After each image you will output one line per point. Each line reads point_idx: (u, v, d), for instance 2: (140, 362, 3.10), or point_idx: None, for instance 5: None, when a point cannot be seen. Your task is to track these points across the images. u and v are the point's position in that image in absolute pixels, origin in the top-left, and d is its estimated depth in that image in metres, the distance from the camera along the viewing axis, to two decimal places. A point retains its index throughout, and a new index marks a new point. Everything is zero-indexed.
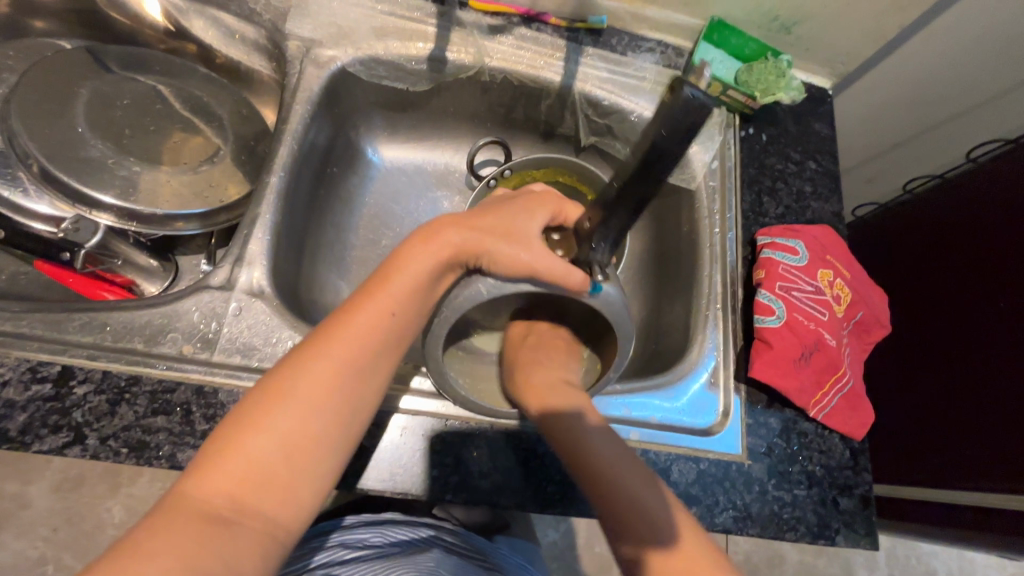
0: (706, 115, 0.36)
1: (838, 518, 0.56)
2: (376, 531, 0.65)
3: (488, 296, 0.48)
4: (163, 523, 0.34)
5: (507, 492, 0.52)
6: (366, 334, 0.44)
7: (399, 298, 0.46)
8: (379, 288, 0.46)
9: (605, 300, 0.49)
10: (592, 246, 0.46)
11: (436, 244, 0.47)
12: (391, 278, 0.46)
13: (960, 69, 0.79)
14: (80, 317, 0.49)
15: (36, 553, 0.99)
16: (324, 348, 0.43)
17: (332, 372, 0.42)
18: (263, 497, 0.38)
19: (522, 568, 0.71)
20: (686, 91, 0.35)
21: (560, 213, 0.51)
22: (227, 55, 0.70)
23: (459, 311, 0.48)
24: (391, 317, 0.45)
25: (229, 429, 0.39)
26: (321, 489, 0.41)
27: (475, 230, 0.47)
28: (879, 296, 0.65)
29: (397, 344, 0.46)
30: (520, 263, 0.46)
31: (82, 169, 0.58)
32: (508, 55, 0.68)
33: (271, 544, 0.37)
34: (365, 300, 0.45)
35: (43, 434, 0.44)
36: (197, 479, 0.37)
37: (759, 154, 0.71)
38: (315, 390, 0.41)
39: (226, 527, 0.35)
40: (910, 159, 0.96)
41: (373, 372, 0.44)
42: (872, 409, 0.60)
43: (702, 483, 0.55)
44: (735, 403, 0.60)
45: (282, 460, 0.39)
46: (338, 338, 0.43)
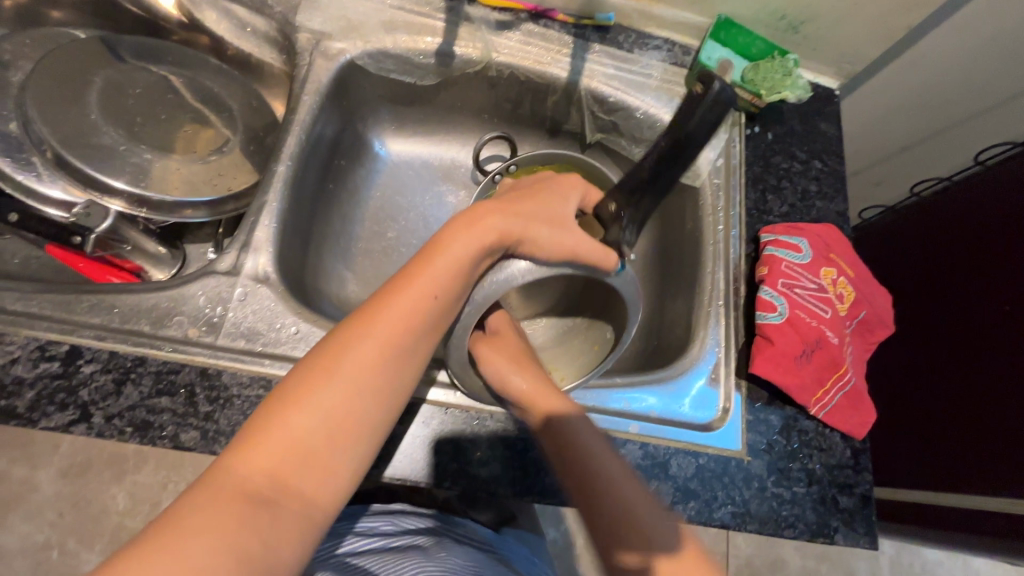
0: (731, 104, 0.44)
1: (838, 517, 0.56)
2: (385, 519, 0.65)
3: (521, 280, 0.50)
4: (206, 500, 0.34)
5: (506, 481, 0.52)
6: (410, 316, 0.44)
7: (442, 281, 0.46)
8: (419, 270, 0.46)
9: (627, 280, 0.53)
10: (621, 229, 0.49)
11: (479, 228, 0.48)
12: (431, 260, 0.46)
13: (969, 72, 0.79)
14: (89, 299, 0.50)
15: (42, 537, 1.01)
16: (369, 329, 0.43)
17: (375, 353, 0.42)
18: (305, 478, 0.37)
19: (529, 562, 0.72)
20: (716, 83, 0.43)
21: (583, 198, 0.55)
22: (238, 47, 0.71)
23: (493, 295, 0.50)
24: (434, 300, 0.45)
25: (270, 407, 0.39)
26: (359, 472, 0.40)
27: (513, 215, 0.49)
28: (883, 295, 0.65)
29: (436, 329, 0.46)
30: (565, 247, 0.48)
31: (94, 155, 0.59)
32: (516, 50, 0.69)
33: (310, 526, 0.37)
34: (407, 281, 0.45)
35: (51, 411, 0.45)
36: (238, 456, 0.37)
37: (764, 152, 0.71)
38: (357, 372, 0.41)
39: (268, 507, 0.35)
40: (918, 162, 0.96)
41: (413, 356, 0.44)
42: (874, 408, 0.60)
43: (701, 478, 0.55)
44: (735, 399, 0.60)
45: (324, 440, 0.38)
46: (382, 320, 0.43)
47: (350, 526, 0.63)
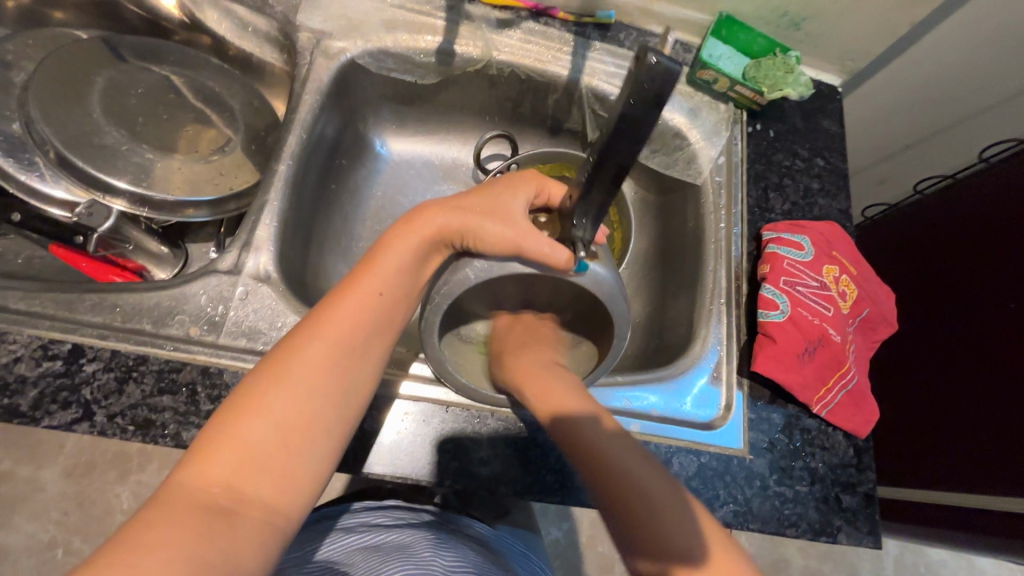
0: (674, 82, 0.35)
1: (841, 516, 0.55)
2: (377, 515, 0.66)
3: (476, 280, 0.50)
4: (160, 513, 0.34)
5: (506, 480, 0.52)
6: (357, 315, 0.45)
7: (386, 279, 0.47)
8: (364, 272, 0.47)
9: (591, 276, 0.51)
10: (574, 224, 0.47)
11: (421, 227, 0.48)
12: (376, 262, 0.47)
13: (973, 69, 0.78)
14: (91, 298, 0.50)
15: (46, 537, 1.01)
16: (315, 330, 0.43)
17: (323, 354, 0.42)
18: (262, 483, 0.37)
19: (524, 556, 0.72)
20: (651, 58, 0.34)
21: (542, 191, 0.52)
22: (239, 47, 0.71)
23: (450, 295, 0.50)
24: (380, 298, 0.46)
25: (222, 416, 0.39)
26: (319, 474, 0.40)
27: (459, 212, 0.49)
28: (886, 293, 0.65)
29: (387, 327, 0.47)
30: (508, 241, 0.48)
31: (96, 154, 0.59)
32: (516, 48, 0.69)
33: (271, 531, 0.37)
34: (353, 284, 0.46)
35: (53, 409, 0.45)
36: (192, 467, 0.36)
37: (766, 150, 0.71)
38: (308, 372, 0.41)
39: (225, 515, 0.35)
40: (922, 159, 0.95)
41: (366, 353, 0.45)
42: (877, 407, 0.60)
43: (702, 477, 0.55)
44: (737, 397, 0.59)
45: (277, 443, 0.38)
46: (329, 320, 0.44)
47: (342, 523, 0.64)
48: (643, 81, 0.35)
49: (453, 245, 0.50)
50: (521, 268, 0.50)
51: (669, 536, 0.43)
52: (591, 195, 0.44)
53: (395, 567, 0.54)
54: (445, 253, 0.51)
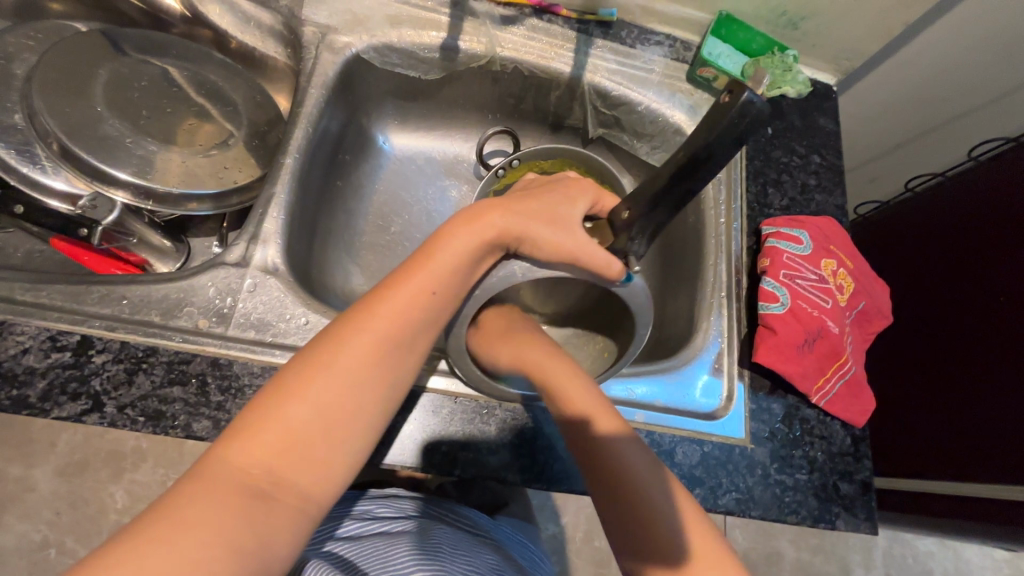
0: (755, 116, 0.39)
1: (839, 503, 0.57)
2: (381, 500, 0.67)
3: (521, 278, 0.52)
4: (199, 492, 0.34)
5: (514, 469, 0.53)
6: (408, 311, 0.45)
7: (440, 275, 0.47)
8: (419, 265, 0.47)
9: (632, 290, 0.52)
10: (631, 239, 0.49)
11: (482, 226, 0.48)
12: (431, 256, 0.47)
13: (963, 69, 0.80)
14: (98, 290, 0.50)
15: (39, 536, 1.00)
16: (367, 323, 0.43)
17: (372, 348, 0.42)
18: (299, 472, 0.37)
19: (524, 546, 0.73)
20: (745, 95, 0.38)
21: (598, 203, 0.53)
22: (242, 41, 0.71)
23: (493, 290, 0.52)
24: (431, 294, 0.46)
25: (270, 399, 0.39)
26: (355, 466, 0.41)
27: (518, 214, 0.49)
28: (881, 286, 0.66)
29: (434, 324, 0.46)
30: (564, 249, 0.48)
31: (99, 146, 0.59)
32: (519, 45, 0.70)
33: (304, 519, 0.37)
34: (407, 277, 0.46)
35: (63, 401, 0.45)
36: (235, 448, 0.37)
37: (765, 146, 0.72)
38: (357, 365, 0.41)
39: (263, 502, 0.35)
40: (912, 158, 0.97)
41: (412, 350, 0.45)
42: (873, 397, 0.61)
43: (706, 465, 0.56)
44: (739, 388, 0.61)
45: (321, 433, 0.39)
46: (380, 314, 0.44)
47: (346, 508, 0.65)
48: (733, 117, 0.39)
49: (506, 247, 0.50)
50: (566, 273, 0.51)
51: (665, 535, 0.44)
52: (654, 213, 0.46)
53: (398, 548, 0.55)
54: (496, 253, 0.50)
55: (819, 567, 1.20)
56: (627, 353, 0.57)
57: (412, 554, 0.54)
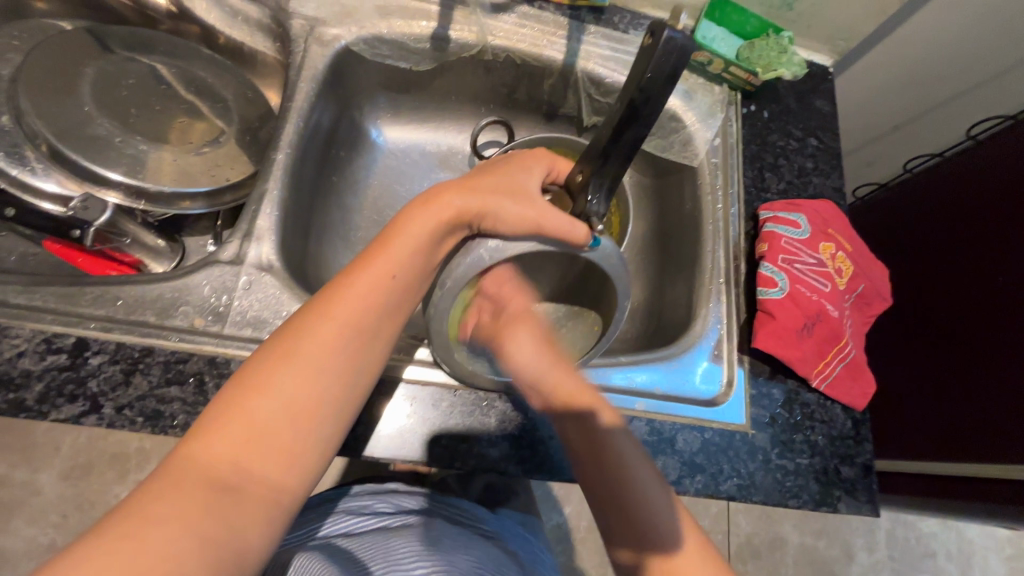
0: (686, 54, 0.39)
1: (840, 486, 0.57)
2: (379, 496, 0.66)
3: (491, 260, 0.48)
4: (167, 487, 0.34)
5: (515, 461, 0.52)
6: (370, 296, 0.45)
7: (399, 260, 0.47)
8: (379, 251, 0.47)
9: (602, 252, 0.51)
10: (589, 198, 0.48)
11: (439, 207, 0.48)
12: (389, 243, 0.47)
13: (960, 48, 0.79)
14: (93, 291, 0.49)
15: (47, 539, 1.00)
16: (327, 309, 0.43)
17: (334, 334, 0.42)
18: (268, 462, 0.37)
19: (524, 538, 0.72)
20: (666, 32, 0.38)
21: (552, 169, 0.53)
22: (230, 36, 0.70)
23: (464, 279, 0.49)
24: (391, 280, 0.46)
25: (231, 392, 0.39)
26: (326, 453, 0.41)
27: (475, 192, 0.48)
28: (880, 269, 0.66)
29: (397, 311, 0.46)
30: (526, 219, 0.47)
31: (88, 147, 0.58)
32: (511, 33, 0.69)
33: (275, 508, 0.37)
34: (365, 264, 0.46)
35: (60, 403, 0.45)
36: (201, 442, 0.37)
37: (761, 131, 0.71)
38: (319, 351, 0.41)
39: (231, 493, 0.35)
40: (910, 139, 0.96)
41: (376, 334, 0.45)
42: (874, 379, 0.61)
43: (707, 452, 0.56)
44: (739, 374, 0.60)
45: (286, 423, 0.39)
46: (340, 300, 0.44)
47: (343, 503, 0.64)
48: (661, 53, 0.38)
49: (469, 226, 0.49)
50: (536, 247, 0.49)
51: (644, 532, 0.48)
52: (606, 169, 0.46)
53: (399, 543, 0.54)
54: (460, 233, 0.49)
55: (822, 551, 1.20)
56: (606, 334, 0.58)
57: (412, 549, 0.53)
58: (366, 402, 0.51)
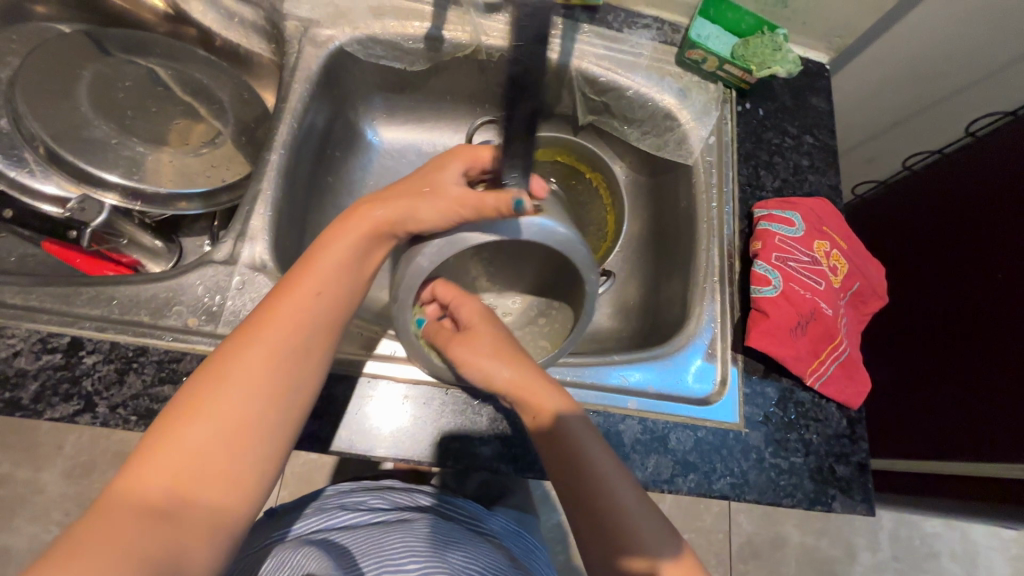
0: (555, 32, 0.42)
1: (835, 485, 0.57)
2: (373, 492, 0.66)
3: (430, 264, 0.51)
4: (98, 523, 0.34)
5: (507, 460, 0.53)
6: (300, 313, 0.45)
7: (325, 277, 0.47)
8: (306, 270, 0.47)
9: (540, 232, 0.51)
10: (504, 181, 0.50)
11: (358, 224, 0.50)
12: (312, 262, 0.48)
13: (958, 44, 0.78)
14: (88, 291, 0.50)
15: (50, 536, 1.02)
16: (258, 330, 0.43)
17: (265, 352, 0.42)
18: (205, 486, 0.37)
19: (518, 535, 0.72)
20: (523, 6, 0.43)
21: (475, 161, 0.54)
22: (226, 38, 0.70)
23: (412, 288, 0.52)
24: (320, 295, 0.46)
25: (162, 422, 0.38)
26: (269, 469, 0.41)
27: (393, 202, 0.51)
28: (876, 266, 0.65)
29: (331, 322, 0.47)
30: (445, 205, 0.49)
31: (85, 149, 0.59)
32: (505, 32, 0.69)
33: (218, 530, 0.37)
34: (292, 284, 0.46)
35: (55, 402, 0.45)
36: (133, 473, 0.36)
37: (756, 128, 0.71)
38: (250, 372, 0.41)
39: (169, 519, 0.35)
40: (910, 135, 0.96)
41: (310, 348, 0.45)
42: (869, 377, 0.60)
43: (700, 451, 0.56)
44: (733, 372, 0.60)
45: (222, 445, 0.38)
46: (269, 320, 0.44)
47: (339, 499, 0.64)
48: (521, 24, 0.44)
49: (395, 235, 0.52)
50: (473, 241, 0.51)
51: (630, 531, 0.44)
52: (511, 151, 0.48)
53: (393, 538, 0.54)
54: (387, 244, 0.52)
55: (824, 550, 1.20)
56: (577, 326, 0.57)
57: (405, 543, 0.53)
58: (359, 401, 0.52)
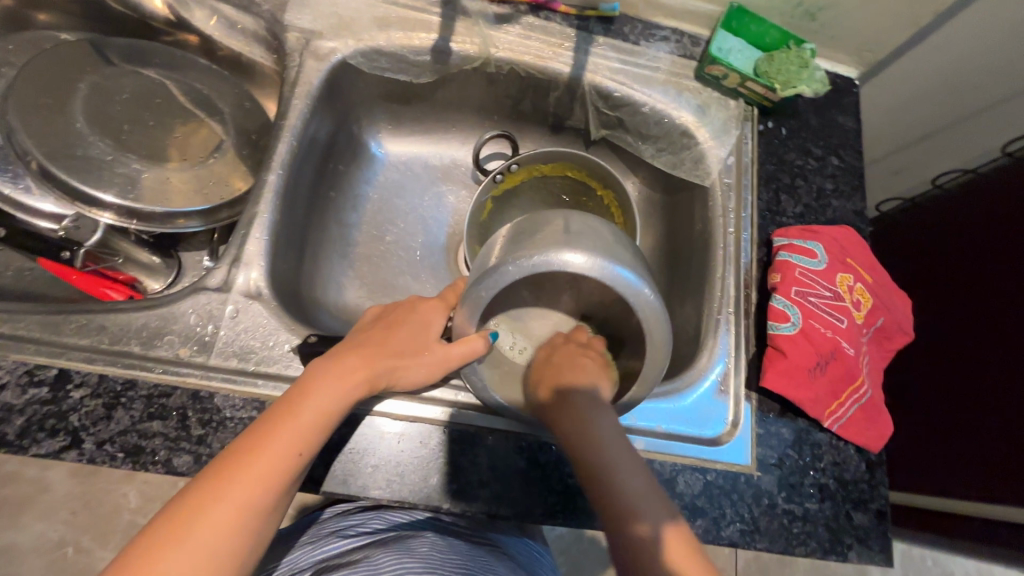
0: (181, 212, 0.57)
1: (851, 533, 0.54)
2: (372, 512, 0.63)
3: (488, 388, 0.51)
4: None
5: (506, 502, 0.51)
6: (273, 473, 0.38)
7: (306, 432, 0.41)
8: (288, 414, 0.41)
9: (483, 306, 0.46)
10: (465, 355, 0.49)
11: (344, 374, 0.44)
12: (296, 410, 0.41)
13: (995, 59, 0.74)
14: (77, 320, 0.48)
15: (56, 535, 1.02)
16: (226, 487, 0.37)
17: (233, 515, 0.36)
18: None
19: (523, 544, 0.69)
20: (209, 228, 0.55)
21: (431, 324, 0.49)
22: (228, 47, 0.68)
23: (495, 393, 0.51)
24: (298, 456, 0.40)
25: None
26: None
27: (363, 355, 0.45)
28: (903, 300, 0.62)
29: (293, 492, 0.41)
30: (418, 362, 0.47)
31: (80, 166, 0.57)
32: (515, 45, 0.65)
33: None
34: (272, 433, 0.40)
35: (41, 437, 0.44)
36: None
37: (778, 149, 0.67)
38: (209, 532, 0.35)
39: None
40: (941, 151, 0.91)
41: (269, 510, 0.38)
42: (891, 420, 0.57)
43: (709, 496, 0.53)
44: (746, 411, 0.57)
45: None
46: (241, 473, 0.37)
47: (337, 526, 0.61)
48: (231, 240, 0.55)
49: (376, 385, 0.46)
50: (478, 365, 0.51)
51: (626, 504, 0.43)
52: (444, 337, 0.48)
53: (385, 556, 0.50)
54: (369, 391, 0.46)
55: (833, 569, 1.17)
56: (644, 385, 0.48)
57: (398, 561, 0.49)
58: (353, 439, 0.50)
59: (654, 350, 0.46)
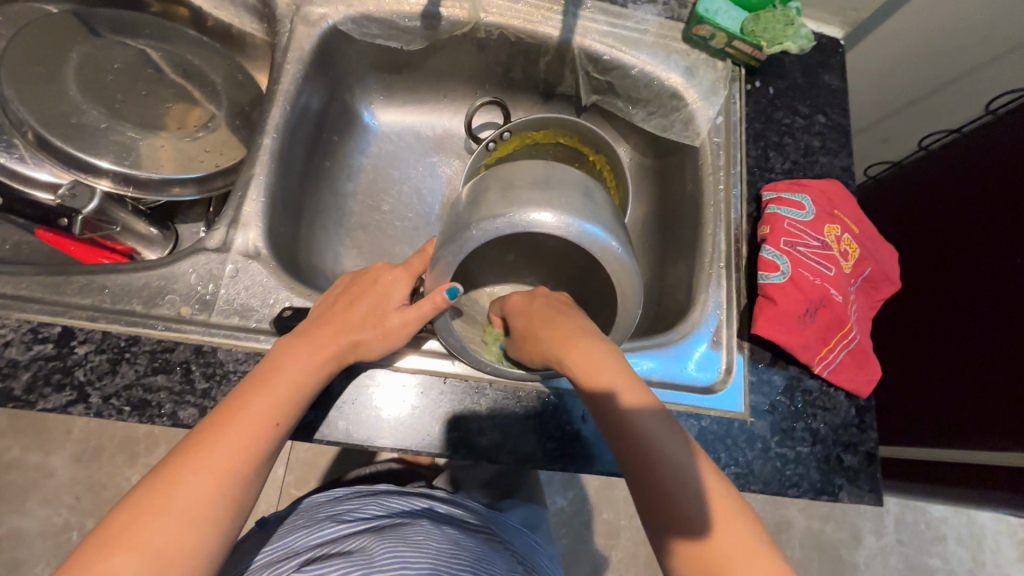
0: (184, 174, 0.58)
1: (842, 475, 0.56)
2: (369, 498, 0.62)
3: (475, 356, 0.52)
4: None
5: (507, 450, 0.52)
6: (252, 440, 0.40)
7: (281, 398, 0.43)
8: (264, 382, 0.43)
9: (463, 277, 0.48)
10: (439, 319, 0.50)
11: (316, 344, 0.46)
12: (270, 381, 0.43)
13: (975, 17, 0.75)
14: (79, 280, 0.49)
15: (61, 520, 1.03)
16: (205, 452, 0.38)
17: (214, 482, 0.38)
18: None
19: (520, 531, 0.69)
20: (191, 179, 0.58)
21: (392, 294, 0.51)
22: (217, 17, 0.68)
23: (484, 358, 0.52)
24: (277, 425, 0.42)
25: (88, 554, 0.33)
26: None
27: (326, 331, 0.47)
28: (889, 251, 0.63)
29: (273, 459, 0.42)
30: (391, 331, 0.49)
31: (75, 134, 0.57)
32: (504, 8, 0.66)
33: None
34: (248, 401, 0.42)
35: (47, 392, 0.45)
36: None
37: (766, 108, 0.69)
38: (187, 496, 0.37)
39: None
40: (926, 114, 0.92)
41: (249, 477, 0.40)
42: (879, 366, 0.59)
43: (703, 441, 0.55)
44: (738, 360, 0.59)
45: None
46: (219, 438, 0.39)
47: (331, 509, 0.60)
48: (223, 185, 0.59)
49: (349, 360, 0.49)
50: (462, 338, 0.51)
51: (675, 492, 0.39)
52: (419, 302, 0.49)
53: (381, 547, 0.49)
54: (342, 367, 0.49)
55: (829, 534, 1.19)
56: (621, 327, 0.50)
57: (395, 551, 0.48)
58: (354, 391, 0.51)
59: (626, 301, 0.47)
